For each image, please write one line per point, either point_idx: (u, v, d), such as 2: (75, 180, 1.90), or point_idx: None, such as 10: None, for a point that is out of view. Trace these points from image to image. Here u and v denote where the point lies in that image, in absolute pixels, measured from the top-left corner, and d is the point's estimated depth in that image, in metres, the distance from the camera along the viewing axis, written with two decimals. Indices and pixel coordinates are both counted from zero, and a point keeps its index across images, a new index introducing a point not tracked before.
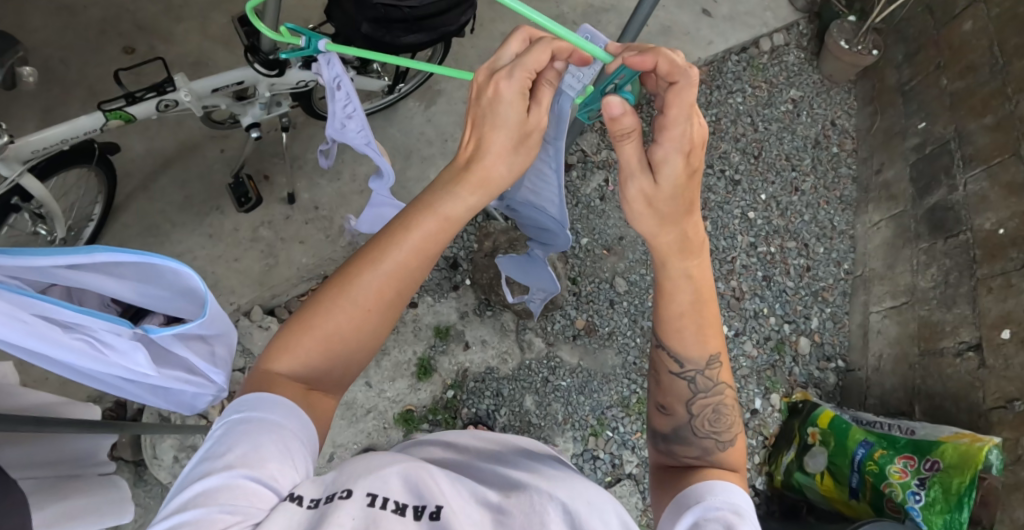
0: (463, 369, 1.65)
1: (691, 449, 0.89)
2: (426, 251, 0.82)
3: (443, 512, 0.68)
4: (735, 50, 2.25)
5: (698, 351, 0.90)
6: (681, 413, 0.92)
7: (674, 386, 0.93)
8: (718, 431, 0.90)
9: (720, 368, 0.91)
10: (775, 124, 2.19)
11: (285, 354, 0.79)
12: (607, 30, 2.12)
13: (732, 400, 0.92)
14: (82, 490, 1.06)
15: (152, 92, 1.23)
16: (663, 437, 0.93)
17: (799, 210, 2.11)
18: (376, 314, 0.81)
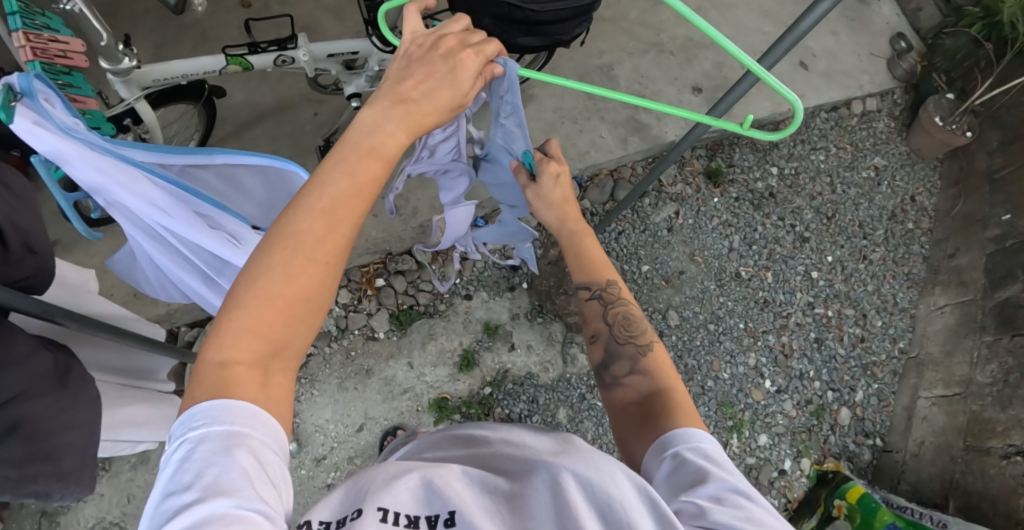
0: (505, 368, 1.66)
1: (622, 366, 0.93)
2: (359, 184, 0.72)
3: (455, 518, 0.66)
4: (826, 107, 2.23)
5: (592, 274, 1.00)
6: (602, 329, 0.99)
7: (592, 310, 1.00)
8: (633, 334, 0.96)
9: (618, 285, 1.00)
10: (854, 188, 2.15)
11: (227, 337, 0.66)
12: (701, 65, 2.12)
13: (634, 309, 0.99)
14: (143, 400, 1.12)
15: (274, 46, 1.29)
16: (599, 365, 0.97)
17: (863, 279, 2.06)
18: (326, 273, 0.70)
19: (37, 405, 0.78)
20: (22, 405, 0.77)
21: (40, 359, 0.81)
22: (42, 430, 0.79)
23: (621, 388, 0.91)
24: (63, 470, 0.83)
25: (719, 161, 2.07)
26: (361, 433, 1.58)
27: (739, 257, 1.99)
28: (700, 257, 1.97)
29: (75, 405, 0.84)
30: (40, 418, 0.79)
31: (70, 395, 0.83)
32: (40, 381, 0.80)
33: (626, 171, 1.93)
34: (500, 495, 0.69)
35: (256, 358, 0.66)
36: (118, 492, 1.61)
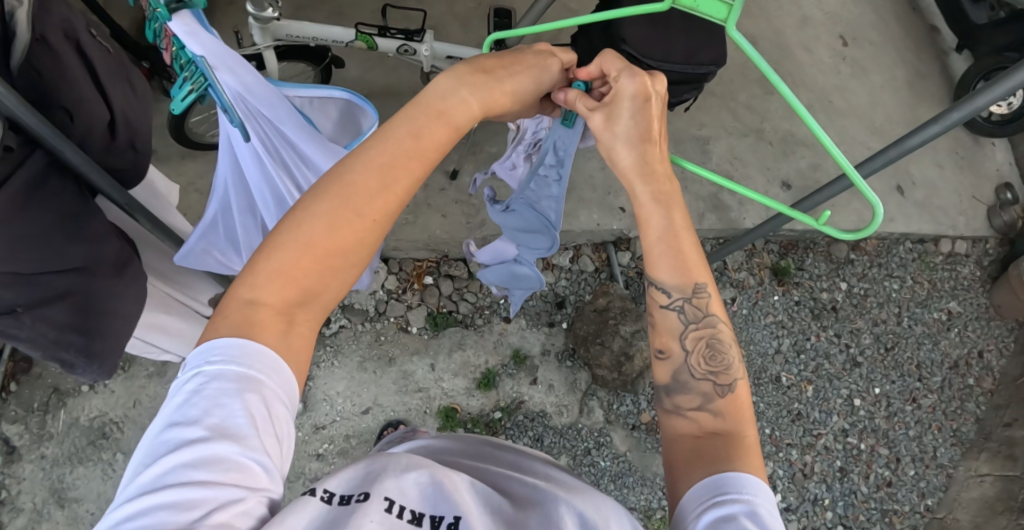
0: (521, 399, 1.65)
1: (690, 398, 0.79)
2: (417, 149, 0.74)
3: (461, 523, 0.65)
4: (912, 238, 2.16)
5: (677, 275, 0.81)
6: (676, 352, 0.82)
7: (666, 321, 0.82)
8: (717, 370, 0.80)
9: (710, 298, 0.81)
10: (920, 327, 2.06)
11: (260, 277, 0.68)
12: (797, 163, 2.09)
13: (721, 337, 0.81)
14: (180, 315, 1.17)
15: (401, 35, 1.35)
16: (663, 388, 0.82)
17: (907, 421, 1.96)
18: (369, 228, 0.72)
19: (90, 283, 0.82)
20: (78, 277, 0.81)
21: (107, 244, 0.84)
22: (91, 305, 0.83)
23: (682, 420, 0.78)
24: (92, 349, 0.86)
25: (789, 261, 2.03)
26: (364, 417, 1.59)
27: (784, 361, 1.94)
28: (744, 349, 1.92)
29: (125, 295, 0.87)
30: (89, 293, 0.83)
31: (123, 284, 0.87)
32: (99, 263, 0.83)
33: None
34: (506, 514, 0.69)
35: (283, 303, 0.69)
36: (126, 393, 1.76)
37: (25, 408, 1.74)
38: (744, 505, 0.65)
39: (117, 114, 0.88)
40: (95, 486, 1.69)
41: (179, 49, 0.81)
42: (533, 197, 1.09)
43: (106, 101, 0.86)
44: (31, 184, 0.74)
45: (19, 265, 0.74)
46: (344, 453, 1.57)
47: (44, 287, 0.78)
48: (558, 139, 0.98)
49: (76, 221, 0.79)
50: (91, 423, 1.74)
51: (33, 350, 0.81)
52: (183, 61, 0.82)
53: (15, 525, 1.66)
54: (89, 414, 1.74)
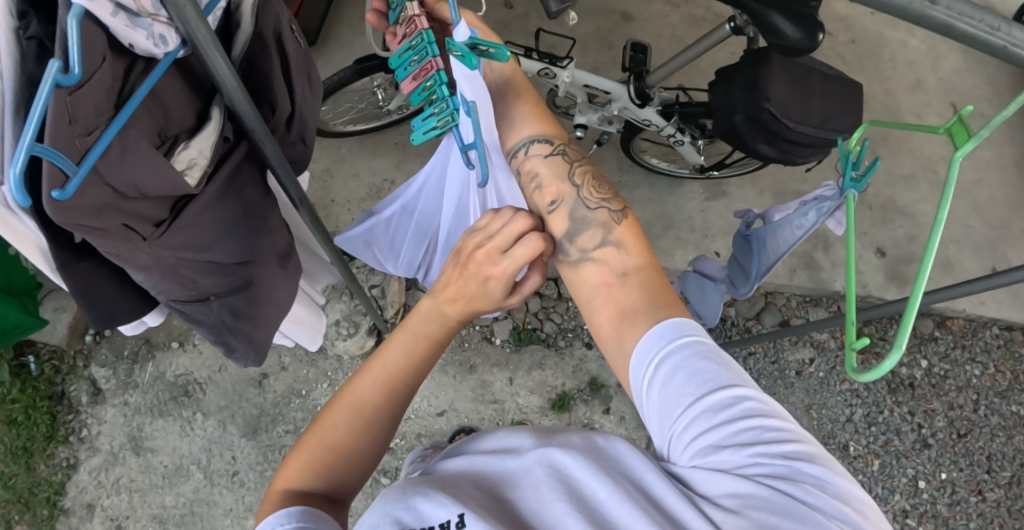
0: (591, 426, 1.66)
1: (591, 237, 0.80)
2: (437, 338, 0.74)
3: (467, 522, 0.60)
4: (1000, 323, 2.11)
5: (540, 129, 0.87)
6: (567, 190, 0.84)
7: (552, 170, 0.85)
8: (607, 199, 0.83)
9: (564, 147, 0.87)
10: (996, 418, 2.00)
11: (293, 471, 0.70)
12: (894, 232, 2.06)
13: (593, 171, 0.86)
14: (303, 303, 1.18)
15: (545, 59, 1.35)
16: (563, 242, 0.83)
17: (969, 513, 1.90)
18: (397, 402, 0.72)
19: (263, 272, 0.87)
20: (256, 267, 0.86)
21: (280, 236, 0.89)
22: (258, 295, 0.88)
23: (592, 266, 0.79)
24: (254, 336, 0.91)
25: (872, 330, 2.00)
26: (439, 418, 1.63)
27: (853, 431, 1.91)
28: (815, 413, 1.90)
29: (286, 284, 0.94)
30: (262, 285, 0.88)
31: (287, 274, 0.93)
32: (270, 256, 0.88)
33: (781, 299, 1.90)
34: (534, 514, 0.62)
35: (325, 483, 0.69)
36: (212, 356, 1.85)
37: (117, 354, 1.85)
38: (698, 350, 0.65)
39: (297, 107, 0.91)
40: (170, 440, 1.78)
41: (435, 84, 0.76)
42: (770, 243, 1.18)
43: (290, 94, 0.89)
44: (233, 171, 0.76)
45: (217, 253, 0.77)
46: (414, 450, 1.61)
47: (232, 275, 0.82)
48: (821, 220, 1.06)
49: (258, 211, 0.82)
50: (176, 380, 1.83)
51: (208, 333, 0.86)
52: (434, 96, 0.76)
53: (91, 464, 1.77)
54: (175, 370, 1.84)
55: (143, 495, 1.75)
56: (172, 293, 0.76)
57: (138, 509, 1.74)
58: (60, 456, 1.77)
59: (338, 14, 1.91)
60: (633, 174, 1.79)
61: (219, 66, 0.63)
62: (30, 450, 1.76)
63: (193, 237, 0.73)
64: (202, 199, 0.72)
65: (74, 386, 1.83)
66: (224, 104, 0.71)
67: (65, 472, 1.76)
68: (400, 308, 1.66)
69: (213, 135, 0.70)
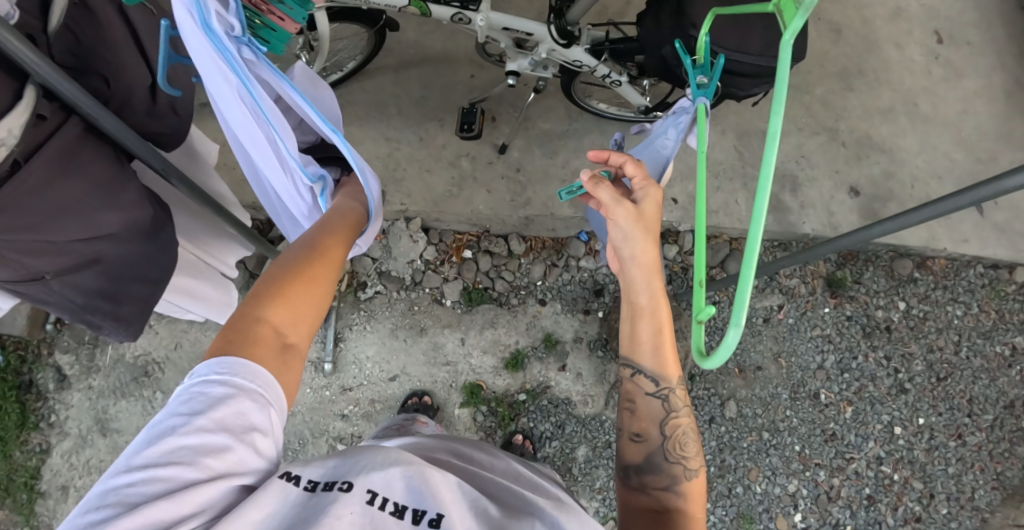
0: (547, 384, 1.63)
1: (659, 480, 0.86)
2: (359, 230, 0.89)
3: (442, 522, 0.69)
4: (985, 262, 1.98)
5: (661, 370, 0.87)
6: (653, 437, 0.88)
7: (649, 409, 0.88)
8: (687, 456, 0.87)
9: (682, 391, 0.89)
10: (979, 360, 1.92)
11: (257, 301, 0.74)
12: (870, 169, 1.93)
13: (690, 426, 0.89)
14: (204, 279, 1.22)
15: (457, 3, 1.33)
16: (635, 468, 0.87)
17: (947, 457, 1.85)
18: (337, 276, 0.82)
19: (120, 248, 0.88)
20: (108, 243, 0.86)
21: (141, 213, 0.88)
22: (119, 271, 0.90)
23: (644, 497, 0.85)
24: (120, 312, 0.94)
25: (846, 272, 1.93)
26: (392, 383, 1.61)
27: (825, 378, 1.85)
28: (785, 361, 1.85)
29: (154, 258, 0.94)
30: (117, 261, 0.89)
31: (154, 250, 0.93)
32: (131, 231, 0.88)
33: None
34: (487, 518, 0.72)
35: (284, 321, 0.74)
36: (169, 334, 1.81)
37: (77, 340, 1.82)
38: None
39: (157, 76, 0.89)
40: (135, 420, 1.77)
41: None
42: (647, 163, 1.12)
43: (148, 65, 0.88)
44: (65, 150, 0.77)
45: (51, 233, 0.78)
46: (368, 416, 1.60)
47: (76, 254, 0.83)
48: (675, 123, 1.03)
49: (106, 188, 0.82)
50: (135, 361, 1.80)
51: (63, 312, 0.88)
52: None
53: (63, 448, 1.77)
54: (134, 351, 1.80)
55: None
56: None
57: None
58: (33, 442, 1.78)
59: None
60: (582, 122, 1.70)
61: (6, 40, 0.65)
62: (5, 438, 1.76)
63: (15, 218, 0.74)
64: (20, 179, 0.72)
65: (41, 373, 1.81)
66: (38, 84, 0.72)
67: (39, 457, 1.77)
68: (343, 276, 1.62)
69: (25, 114, 0.71)
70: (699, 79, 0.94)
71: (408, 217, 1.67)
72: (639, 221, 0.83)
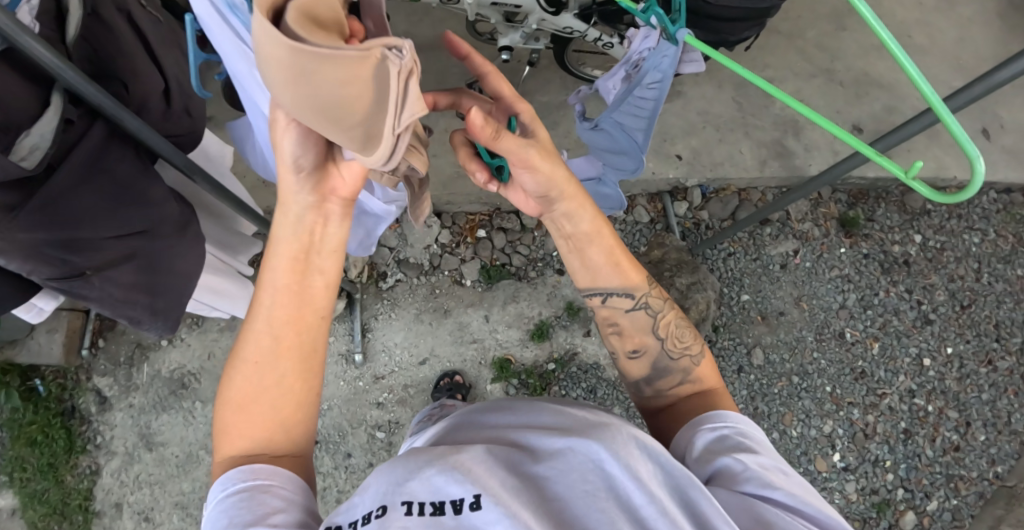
0: (574, 350, 1.66)
1: (672, 379, 0.90)
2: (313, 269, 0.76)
3: (484, 505, 0.59)
4: (998, 187, 1.98)
5: (625, 281, 0.91)
6: (651, 345, 0.93)
7: (632, 323, 0.93)
8: (688, 346, 0.92)
9: (655, 288, 0.94)
10: (1002, 284, 1.92)
11: (226, 437, 0.72)
12: (871, 106, 1.91)
13: (679, 318, 0.94)
14: (227, 276, 1.28)
15: None
16: (646, 381, 0.92)
17: (980, 384, 1.85)
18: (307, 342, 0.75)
19: (153, 244, 0.93)
20: (140, 237, 0.91)
21: (167, 207, 0.94)
22: (155, 264, 0.95)
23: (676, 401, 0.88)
24: (156, 305, 0.99)
25: (859, 211, 1.94)
26: (422, 367, 1.64)
27: (849, 317, 1.86)
28: (806, 304, 1.86)
29: (184, 251, 0.98)
30: (151, 254, 0.93)
31: (183, 243, 0.98)
32: (162, 225, 0.93)
33: (756, 194, 1.84)
34: (539, 482, 0.64)
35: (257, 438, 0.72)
36: (201, 345, 1.85)
37: (114, 362, 1.85)
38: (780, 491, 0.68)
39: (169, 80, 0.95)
40: (178, 432, 1.81)
41: None
42: (623, 117, 1.07)
43: (160, 71, 0.94)
44: (93, 151, 0.83)
45: (90, 230, 0.84)
46: (403, 402, 1.63)
47: (112, 250, 0.88)
48: (659, 63, 0.95)
49: (132, 184, 0.88)
50: (172, 375, 1.84)
51: (103, 308, 0.93)
52: None
53: (111, 467, 1.80)
54: (169, 367, 1.85)
55: (163, 486, 1.79)
56: (43, 273, 0.82)
57: (162, 501, 1.78)
58: (83, 465, 1.80)
59: None
60: (578, 91, 1.73)
61: (35, 50, 0.70)
62: (55, 464, 1.78)
63: (55, 218, 0.79)
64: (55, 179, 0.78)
65: (82, 398, 1.83)
66: (61, 89, 0.77)
67: (90, 479, 1.79)
68: (363, 267, 1.66)
69: (53, 119, 0.76)
70: (653, 21, 0.93)
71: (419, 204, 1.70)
72: (549, 155, 0.79)
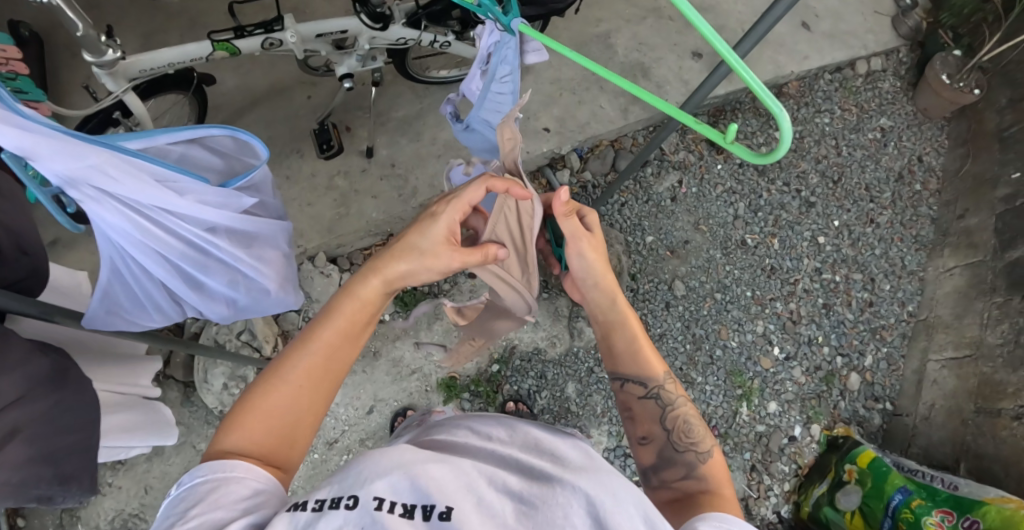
0: (513, 344, 1.66)
1: (677, 471, 0.88)
2: (350, 333, 0.84)
3: (452, 514, 0.65)
4: (829, 69, 2.15)
5: (643, 368, 0.96)
6: (658, 435, 0.93)
7: (646, 411, 0.94)
8: (694, 441, 0.90)
9: (674, 382, 0.96)
10: (860, 150, 2.09)
11: (234, 435, 0.76)
12: (702, 30, 2.01)
13: (692, 414, 0.93)
14: (129, 407, 1.20)
15: (260, 29, 1.34)
16: (650, 469, 0.91)
17: (871, 243, 2.02)
18: (328, 388, 0.82)
19: (32, 410, 0.84)
20: (19, 407, 0.82)
21: (36, 363, 0.85)
22: (44, 430, 0.86)
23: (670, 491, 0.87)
24: (63, 473, 0.90)
25: (722, 127, 2.05)
26: (371, 416, 1.59)
27: (744, 225, 1.97)
28: (705, 226, 1.95)
29: (70, 403, 0.90)
30: (37, 421, 0.85)
31: (67, 395, 0.89)
32: (35, 386, 0.84)
33: (627, 141, 1.90)
34: (510, 494, 0.70)
35: (259, 451, 0.76)
36: (135, 483, 1.61)
37: None
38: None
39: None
40: None
41: None
42: (488, 115, 1.05)
43: None
44: None
45: None
46: (365, 456, 1.57)
47: None
48: (507, 60, 0.97)
49: None
50: (112, 525, 1.58)
51: (6, 501, 0.85)
52: None
53: None
54: (106, 516, 1.59)
55: None
56: None
57: None
58: None
59: (57, 77, 1.69)
60: (432, 96, 1.72)
61: None
62: None
63: None
64: None
65: None
66: None
67: None
68: (275, 338, 1.57)
69: None
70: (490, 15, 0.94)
71: (310, 257, 1.63)
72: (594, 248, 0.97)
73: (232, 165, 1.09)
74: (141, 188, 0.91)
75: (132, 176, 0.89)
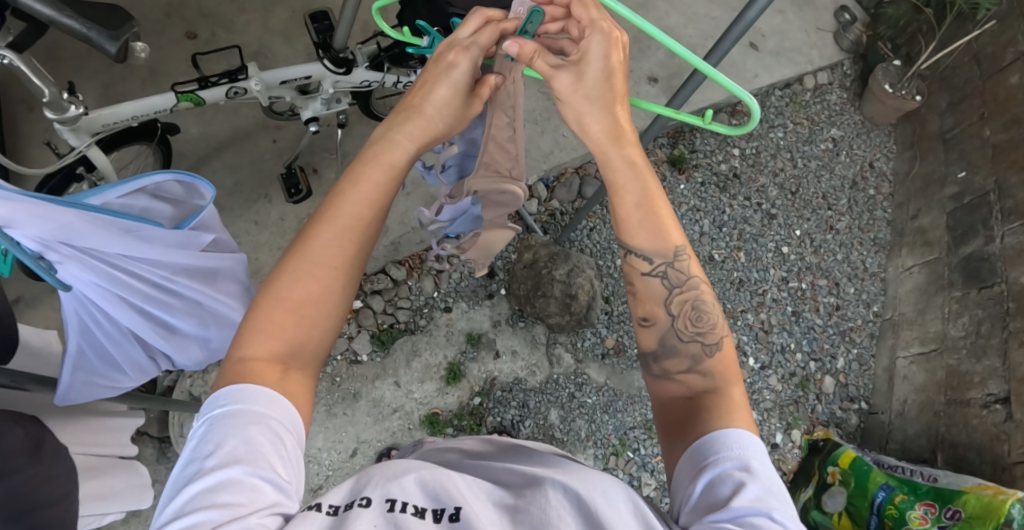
0: (492, 377, 1.67)
1: (679, 363, 0.84)
2: (377, 201, 0.80)
3: (461, 514, 0.67)
4: (779, 86, 2.23)
5: (656, 242, 0.84)
6: (661, 318, 0.86)
7: (649, 289, 0.85)
8: (702, 330, 0.84)
9: (689, 260, 0.85)
10: (814, 161, 2.16)
11: (256, 337, 0.74)
12: (656, 55, 2.08)
13: (704, 300, 0.86)
14: (106, 472, 1.18)
15: (224, 79, 1.36)
16: (651, 355, 0.86)
17: (832, 249, 2.08)
18: (345, 273, 0.78)
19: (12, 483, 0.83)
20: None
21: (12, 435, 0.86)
22: (21, 509, 0.84)
23: (672, 383, 0.84)
24: None
25: (682, 147, 2.10)
26: (355, 458, 1.57)
27: (710, 240, 2.02)
28: None
29: (50, 473, 0.90)
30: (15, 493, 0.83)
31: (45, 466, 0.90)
32: (14, 457, 0.85)
33: (592, 166, 1.94)
34: (506, 506, 0.70)
35: (274, 354, 0.73)
36: None
37: None
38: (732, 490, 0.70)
39: None
40: None
41: None
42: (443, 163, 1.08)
43: None
44: None
45: None
46: None
47: None
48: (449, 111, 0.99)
49: None
50: None
51: None
52: None
53: None
54: None
55: None
56: None
57: None
58: None
59: (14, 135, 1.67)
60: None
61: None
62: None
63: None
64: None
65: None
66: None
67: None
68: None
69: None
70: None
71: None
72: (581, 92, 0.81)
73: (182, 210, 1.07)
74: (109, 238, 0.91)
75: (100, 228, 0.90)
